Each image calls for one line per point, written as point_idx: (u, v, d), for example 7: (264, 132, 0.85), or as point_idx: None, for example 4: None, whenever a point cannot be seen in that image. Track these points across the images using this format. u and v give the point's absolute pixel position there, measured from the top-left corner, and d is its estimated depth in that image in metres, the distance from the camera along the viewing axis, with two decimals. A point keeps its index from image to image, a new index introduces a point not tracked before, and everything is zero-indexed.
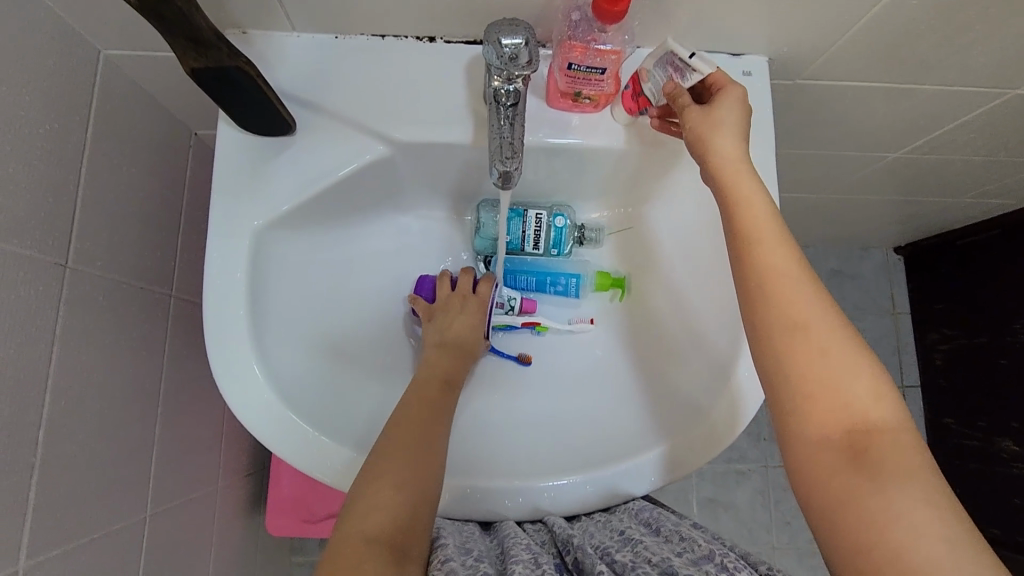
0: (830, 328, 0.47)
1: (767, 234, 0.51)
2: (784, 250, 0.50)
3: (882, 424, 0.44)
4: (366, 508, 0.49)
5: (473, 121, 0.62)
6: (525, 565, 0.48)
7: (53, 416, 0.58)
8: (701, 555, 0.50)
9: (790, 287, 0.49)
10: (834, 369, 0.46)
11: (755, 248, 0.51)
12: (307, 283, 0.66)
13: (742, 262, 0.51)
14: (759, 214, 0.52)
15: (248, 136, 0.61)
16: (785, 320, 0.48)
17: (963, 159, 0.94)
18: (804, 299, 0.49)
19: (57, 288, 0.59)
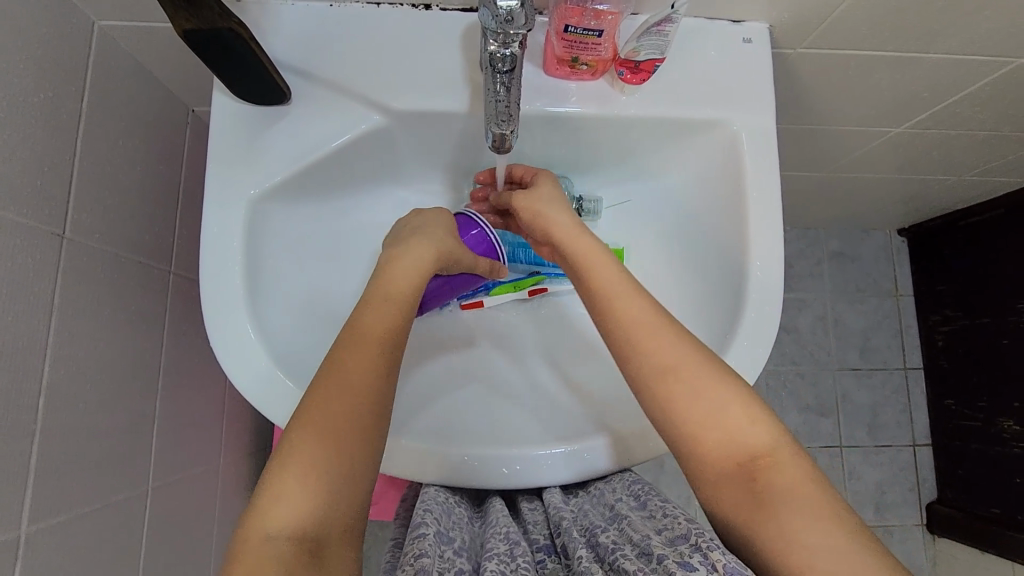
0: (694, 370, 0.50)
1: (622, 295, 0.54)
2: (639, 307, 0.54)
3: (762, 452, 0.47)
4: (289, 489, 0.45)
5: (470, 90, 0.61)
6: (498, 559, 0.46)
7: (53, 386, 0.59)
8: (679, 534, 0.47)
9: (655, 341, 0.52)
10: (704, 408, 0.49)
11: (620, 308, 0.54)
12: (304, 256, 0.66)
13: (609, 325, 0.54)
14: (613, 277, 0.56)
15: (243, 105, 0.60)
16: (650, 379, 0.51)
17: (967, 134, 0.93)
18: (663, 350, 0.51)
19: (54, 259, 0.59)
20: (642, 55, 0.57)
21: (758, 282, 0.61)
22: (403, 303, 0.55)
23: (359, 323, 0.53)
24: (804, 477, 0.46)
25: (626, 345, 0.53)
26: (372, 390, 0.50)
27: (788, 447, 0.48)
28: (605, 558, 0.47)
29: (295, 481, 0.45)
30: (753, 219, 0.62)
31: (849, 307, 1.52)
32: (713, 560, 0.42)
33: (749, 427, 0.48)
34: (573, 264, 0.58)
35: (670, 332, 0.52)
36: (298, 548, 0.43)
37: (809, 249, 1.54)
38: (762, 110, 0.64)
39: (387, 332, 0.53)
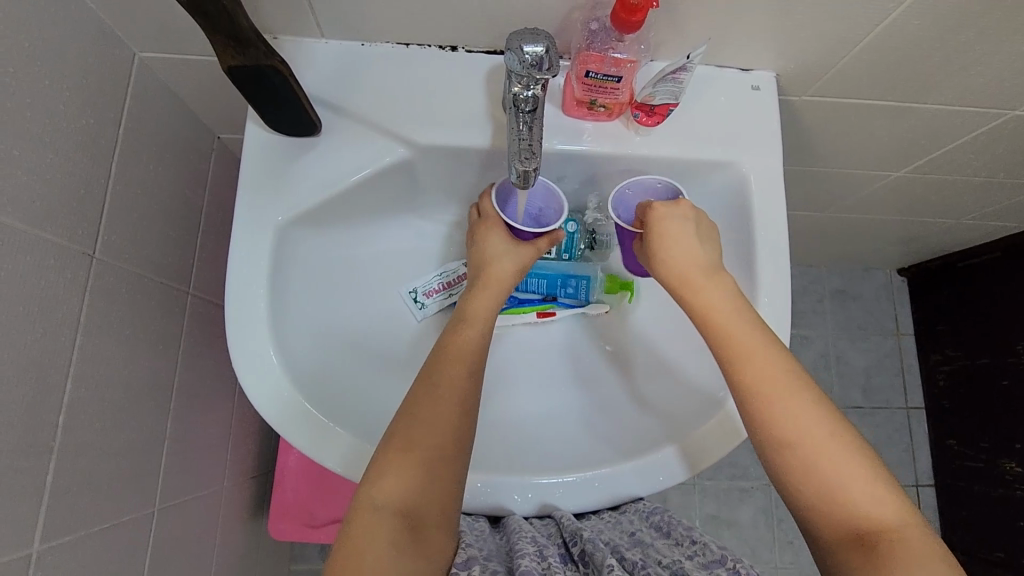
0: (825, 432, 0.51)
1: (756, 346, 0.55)
2: (770, 359, 0.54)
3: (886, 521, 0.48)
4: (389, 495, 0.50)
5: (492, 126, 0.64)
6: (531, 558, 0.50)
7: (74, 402, 0.60)
8: (712, 559, 0.52)
9: (782, 395, 0.52)
10: (833, 463, 0.50)
11: (753, 358, 0.54)
12: (325, 280, 0.68)
13: (736, 373, 0.54)
14: (737, 328, 0.56)
15: (275, 136, 0.63)
16: (774, 435, 0.52)
17: (965, 180, 0.96)
18: (792, 407, 0.52)
19: (83, 277, 0.60)
20: (658, 100, 0.60)
21: (767, 318, 0.63)
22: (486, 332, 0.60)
23: (450, 342, 0.58)
24: (930, 550, 0.46)
25: (760, 398, 0.53)
26: (476, 418, 0.55)
27: (915, 519, 0.48)
28: (636, 573, 0.51)
29: (399, 488, 0.50)
30: (761, 257, 0.64)
31: (850, 344, 1.54)
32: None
33: (869, 486, 0.49)
34: (691, 309, 0.59)
35: (803, 390, 0.53)
36: (401, 524, 0.49)
37: (811, 286, 1.56)
38: (771, 153, 0.66)
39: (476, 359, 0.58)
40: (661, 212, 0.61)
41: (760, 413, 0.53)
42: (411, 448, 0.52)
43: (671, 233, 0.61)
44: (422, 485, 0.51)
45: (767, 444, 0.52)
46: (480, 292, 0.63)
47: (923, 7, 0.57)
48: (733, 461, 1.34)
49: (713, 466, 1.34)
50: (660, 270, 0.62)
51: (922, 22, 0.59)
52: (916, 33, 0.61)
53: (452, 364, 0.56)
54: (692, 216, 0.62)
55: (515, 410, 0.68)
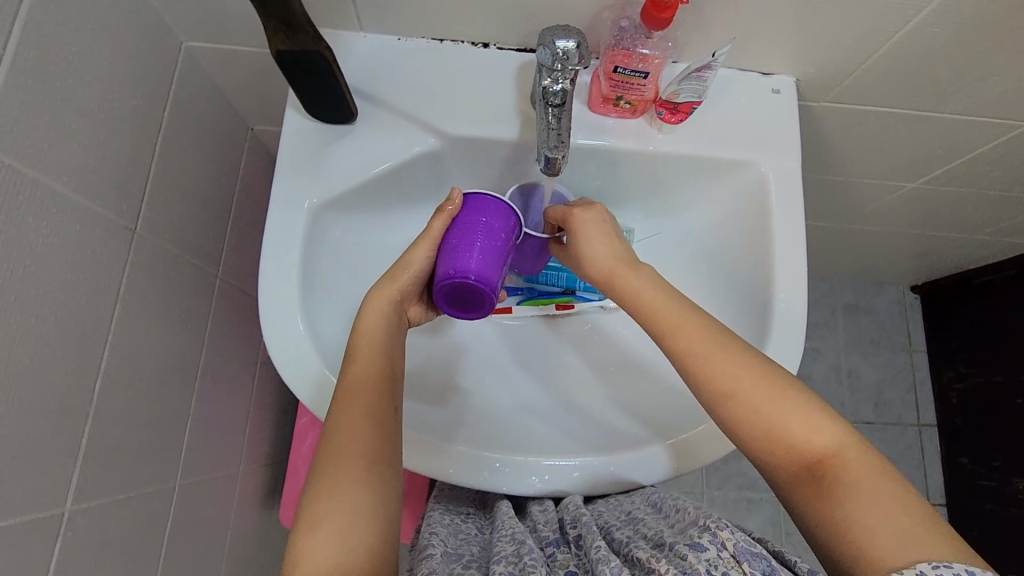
0: (755, 386, 0.51)
1: (681, 323, 0.55)
2: (691, 329, 0.55)
3: (824, 448, 0.48)
4: (321, 529, 0.46)
5: (520, 120, 0.67)
6: (506, 562, 0.50)
7: (109, 371, 0.62)
8: (689, 522, 0.52)
9: (713, 363, 0.52)
10: (768, 423, 0.49)
11: (677, 332, 0.55)
12: (353, 263, 0.70)
13: (673, 355, 0.55)
14: (664, 301, 0.57)
15: (312, 123, 0.66)
16: (712, 394, 0.52)
17: (980, 193, 0.97)
18: (726, 371, 0.52)
19: (125, 250, 0.63)
20: (682, 97, 0.62)
21: (783, 314, 0.64)
22: (385, 320, 0.58)
23: (347, 374, 0.54)
24: (869, 463, 0.47)
25: (692, 375, 0.53)
26: (378, 400, 0.53)
27: (850, 435, 0.48)
28: (623, 551, 0.52)
29: (325, 505, 0.47)
30: (778, 255, 0.66)
31: (862, 359, 1.54)
32: (723, 538, 0.46)
33: (803, 424, 0.49)
34: (620, 293, 0.59)
35: (721, 353, 0.53)
36: None
37: (823, 299, 1.57)
38: (790, 155, 0.68)
39: (383, 342, 0.57)
40: (573, 214, 0.62)
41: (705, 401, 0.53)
42: (323, 482, 0.48)
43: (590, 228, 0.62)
44: (351, 490, 0.48)
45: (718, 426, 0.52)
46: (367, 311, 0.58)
47: (941, 16, 0.59)
48: (741, 471, 1.34)
49: (721, 475, 1.34)
50: (588, 269, 0.63)
51: (940, 30, 0.61)
52: (934, 42, 0.63)
53: (355, 350, 0.55)
54: (607, 218, 0.63)
55: (530, 400, 0.70)
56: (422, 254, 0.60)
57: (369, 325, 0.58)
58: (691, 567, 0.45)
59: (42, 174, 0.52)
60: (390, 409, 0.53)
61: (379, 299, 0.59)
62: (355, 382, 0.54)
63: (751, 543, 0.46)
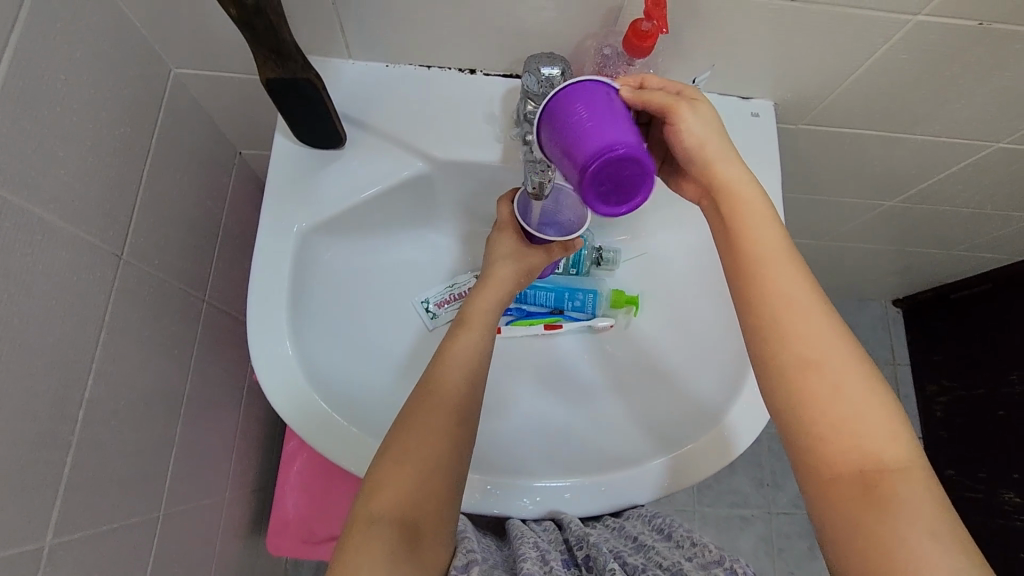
0: (842, 360, 0.47)
1: (779, 267, 0.51)
2: (796, 284, 0.50)
3: (889, 457, 0.44)
4: (387, 489, 0.50)
5: (507, 144, 0.68)
6: (533, 562, 0.52)
7: (93, 400, 0.61)
8: (711, 560, 0.52)
9: (806, 321, 0.49)
10: (849, 403, 0.46)
11: (770, 269, 0.51)
12: (342, 286, 0.70)
13: (756, 293, 0.51)
14: (770, 251, 0.52)
15: (301, 148, 0.67)
16: (796, 355, 0.48)
17: (953, 210, 1.00)
18: (819, 339, 0.48)
19: (110, 276, 0.62)
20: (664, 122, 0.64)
21: None
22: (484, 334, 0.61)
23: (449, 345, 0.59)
24: (925, 491, 0.43)
25: (774, 316, 0.50)
26: (472, 386, 0.57)
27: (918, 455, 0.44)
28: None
29: (397, 473, 0.51)
30: None
31: None
32: None
33: (862, 413, 0.45)
34: (728, 218, 0.54)
35: (818, 314, 0.49)
36: (398, 532, 0.48)
37: None
38: (770, 176, 0.70)
39: (476, 355, 0.59)
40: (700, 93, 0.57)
41: (766, 349, 0.50)
42: (407, 443, 0.53)
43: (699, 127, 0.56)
44: (424, 474, 0.51)
45: (774, 375, 0.49)
46: (482, 289, 0.65)
47: (908, 43, 0.62)
48: (733, 488, 1.34)
49: (713, 492, 1.34)
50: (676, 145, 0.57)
51: (909, 57, 0.64)
52: (903, 69, 0.66)
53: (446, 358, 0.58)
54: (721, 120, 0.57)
55: (517, 420, 0.70)
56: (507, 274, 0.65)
57: (480, 305, 0.63)
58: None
59: (27, 202, 0.51)
60: (471, 411, 0.56)
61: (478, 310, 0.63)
62: (443, 386, 0.56)
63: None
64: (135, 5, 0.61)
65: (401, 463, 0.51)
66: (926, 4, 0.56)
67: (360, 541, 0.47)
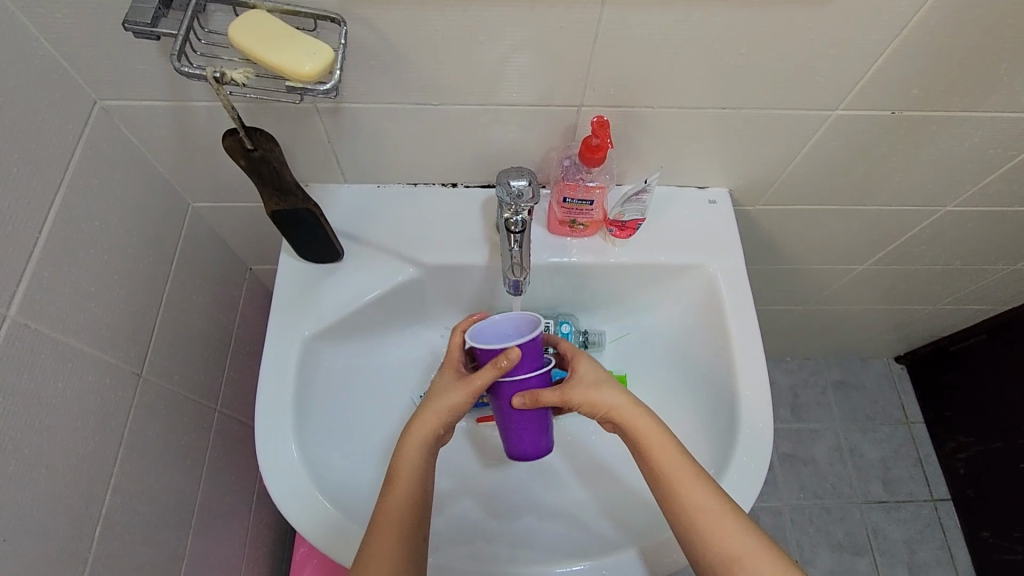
0: (763, 563, 0.55)
1: (690, 494, 0.58)
2: (705, 492, 0.58)
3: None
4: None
5: (488, 246, 0.75)
6: None
7: (109, 516, 0.64)
8: None
9: (722, 531, 0.56)
10: None
11: (681, 496, 0.58)
12: (345, 387, 0.74)
13: (677, 517, 0.58)
14: (676, 466, 0.59)
15: (302, 263, 0.74)
16: (722, 561, 0.56)
17: (925, 269, 1.05)
18: (744, 542, 0.56)
19: (130, 395, 0.68)
20: (627, 216, 0.71)
21: (749, 401, 0.68)
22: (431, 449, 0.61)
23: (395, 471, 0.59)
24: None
25: (693, 537, 0.57)
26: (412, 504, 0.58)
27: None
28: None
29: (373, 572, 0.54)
30: (736, 347, 0.71)
31: (861, 436, 1.53)
32: None
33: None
34: (633, 442, 0.62)
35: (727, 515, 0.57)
36: None
37: (811, 379, 1.60)
38: (734, 255, 0.76)
39: (422, 473, 0.60)
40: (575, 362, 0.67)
41: (706, 552, 0.56)
42: None
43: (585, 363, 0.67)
44: None
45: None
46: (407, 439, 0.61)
47: (834, 133, 0.70)
48: None
49: None
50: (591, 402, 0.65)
51: (839, 143, 0.72)
52: (836, 154, 0.74)
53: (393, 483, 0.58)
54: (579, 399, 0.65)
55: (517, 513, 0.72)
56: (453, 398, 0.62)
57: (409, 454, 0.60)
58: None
59: (60, 333, 0.58)
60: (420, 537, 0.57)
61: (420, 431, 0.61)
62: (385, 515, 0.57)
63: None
64: (159, 155, 0.71)
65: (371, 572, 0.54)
66: (839, 100, 0.65)
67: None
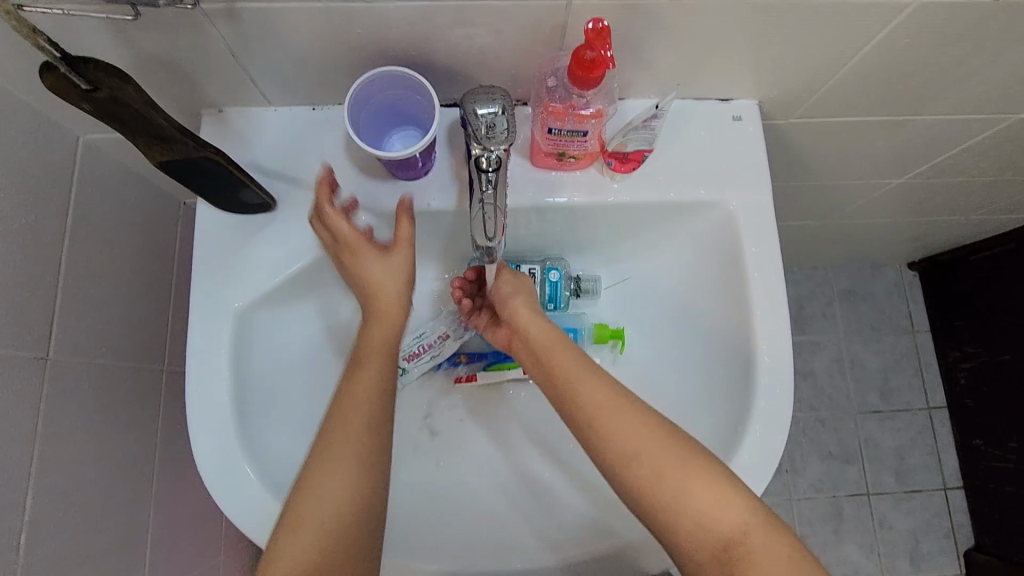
0: (697, 490, 0.48)
1: (613, 418, 0.50)
2: (631, 423, 0.50)
3: (733, 529, 0.47)
4: (290, 557, 0.46)
5: (456, 185, 0.60)
6: None
7: (36, 518, 0.56)
8: None
9: (650, 460, 0.49)
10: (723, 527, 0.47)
11: (603, 421, 0.50)
12: (295, 358, 0.64)
13: (602, 454, 0.50)
14: (598, 394, 0.52)
15: (223, 214, 0.60)
16: (649, 497, 0.48)
17: (970, 180, 0.91)
18: (673, 471, 0.48)
19: (37, 384, 0.57)
20: (630, 147, 0.56)
21: (766, 371, 0.58)
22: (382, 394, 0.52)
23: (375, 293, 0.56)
24: (774, 550, 0.46)
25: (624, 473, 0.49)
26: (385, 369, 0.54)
27: (762, 520, 0.47)
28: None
29: (300, 531, 0.47)
30: (756, 305, 0.59)
31: (864, 346, 1.48)
32: None
33: (722, 508, 0.47)
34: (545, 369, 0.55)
35: (662, 436, 0.49)
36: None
37: (818, 288, 1.51)
38: (759, 189, 0.62)
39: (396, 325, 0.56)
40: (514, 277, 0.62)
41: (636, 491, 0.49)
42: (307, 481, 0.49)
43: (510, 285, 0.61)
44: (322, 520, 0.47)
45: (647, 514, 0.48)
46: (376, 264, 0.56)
47: (906, 28, 0.53)
48: None
49: None
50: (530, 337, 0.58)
51: (910, 40, 0.55)
52: (903, 53, 0.56)
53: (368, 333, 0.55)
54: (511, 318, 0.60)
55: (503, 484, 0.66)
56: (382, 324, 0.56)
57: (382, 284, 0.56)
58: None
59: None
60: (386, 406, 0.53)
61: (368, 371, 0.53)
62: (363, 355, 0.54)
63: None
64: (13, 79, 0.53)
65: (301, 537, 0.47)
66: None
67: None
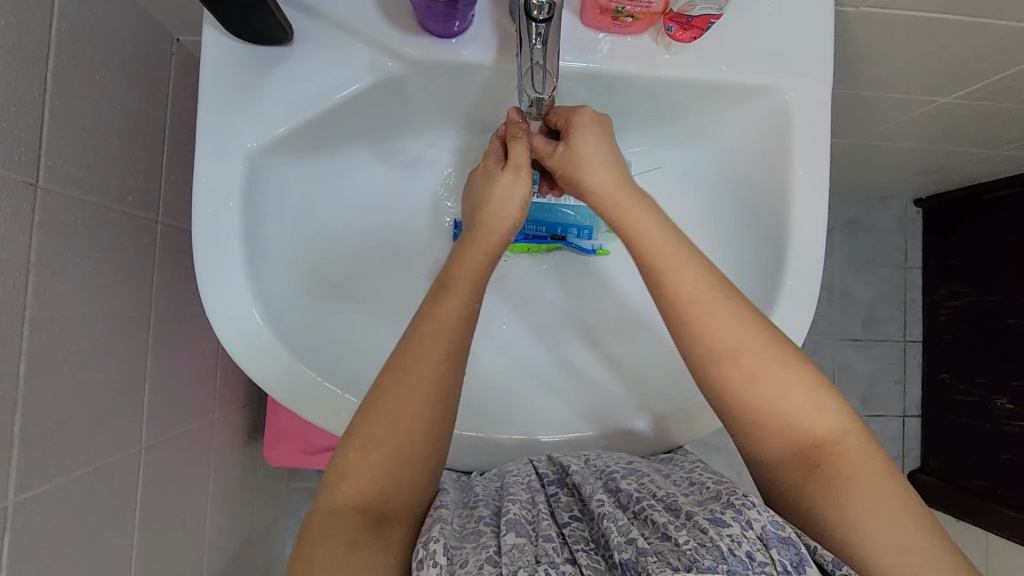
0: (792, 381, 0.49)
1: (715, 313, 0.51)
2: (729, 316, 0.51)
3: (826, 435, 0.48)
4: (353, 477, 0.47)
5: (497, 39, 0.55)
6: (521, 505, 0.49)
7: (34, 352, 0.54)
8: (711, 497, 0.49)
9: (756, 360, 0.50)
10: (818, 418, 0.49)
11: (711, 320, 0.51)
12: (305, 213, 0.61)
13: (701, 359, 0.51)
14: (699, 286, 0.52)
15: (235, 43, 0.54)
16: (738, 388, 0.50)
17: (1016, 108, 0.87)
18: (774, 374, 0.49)
19: (28, 212, 0.53)
20: (697, 10, 0.50)
21: (797, 272, 0.56)
22: (457, 341, 0.51)
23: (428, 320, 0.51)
24: (894, 497, 0.46)
25: (719, 372, 0.50)
26: (449, 349, 0.50)
27: (856, 427, 0.49)
28: (631, 508, 0.49)
29: (360, 464, 0.47)
30: (797, 204, 0.57)
31: (856, 277, 1.49)
32: (750, 518, 0.44)
33: (820, 415, 0.48)
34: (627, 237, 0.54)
35: (762, 335, 0.50)
36: (363, 520, 0.46)
37: None
38: (820, 78, 0.57)
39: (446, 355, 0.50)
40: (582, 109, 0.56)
41: (731, 382, 0.50)
42: (387, 406, 0.48)
43: (591, 143, 0.55)
44: (399, 456, 0.47)
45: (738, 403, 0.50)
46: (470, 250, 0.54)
47: None
48: None
49: None
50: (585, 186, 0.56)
51: None
52: None
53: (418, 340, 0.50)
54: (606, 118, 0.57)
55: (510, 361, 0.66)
56: (465, 296, 0.52)
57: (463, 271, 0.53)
58: (712, 541, 0.43)
59: None
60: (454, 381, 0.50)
61: (454, 298, 0.52)
62: (432, 327, 0.50)
63: (779, 526, 0.44)
64: None
65: (360, 473, 0.47)
66: None
67: (319, 544, 0.44)
